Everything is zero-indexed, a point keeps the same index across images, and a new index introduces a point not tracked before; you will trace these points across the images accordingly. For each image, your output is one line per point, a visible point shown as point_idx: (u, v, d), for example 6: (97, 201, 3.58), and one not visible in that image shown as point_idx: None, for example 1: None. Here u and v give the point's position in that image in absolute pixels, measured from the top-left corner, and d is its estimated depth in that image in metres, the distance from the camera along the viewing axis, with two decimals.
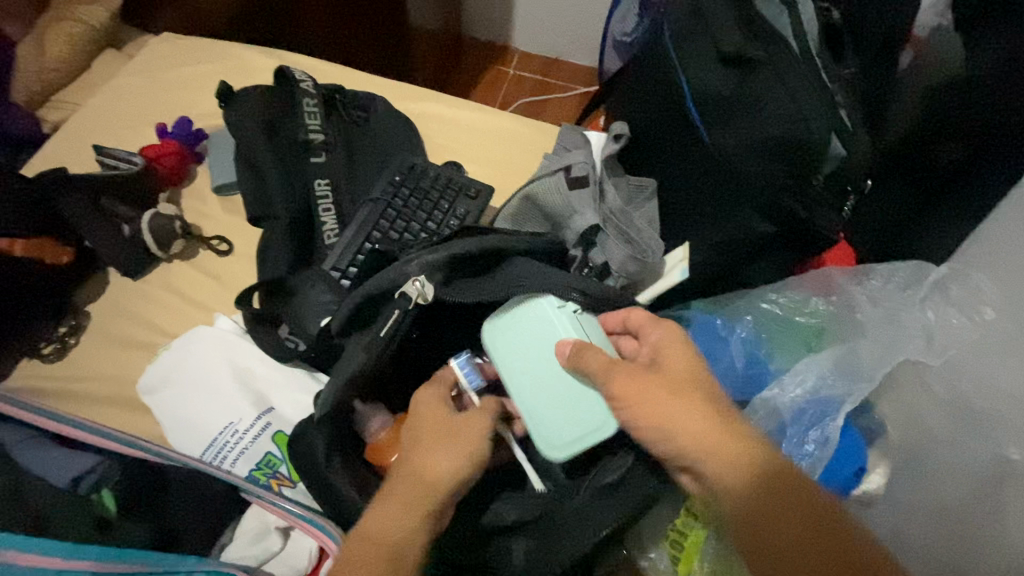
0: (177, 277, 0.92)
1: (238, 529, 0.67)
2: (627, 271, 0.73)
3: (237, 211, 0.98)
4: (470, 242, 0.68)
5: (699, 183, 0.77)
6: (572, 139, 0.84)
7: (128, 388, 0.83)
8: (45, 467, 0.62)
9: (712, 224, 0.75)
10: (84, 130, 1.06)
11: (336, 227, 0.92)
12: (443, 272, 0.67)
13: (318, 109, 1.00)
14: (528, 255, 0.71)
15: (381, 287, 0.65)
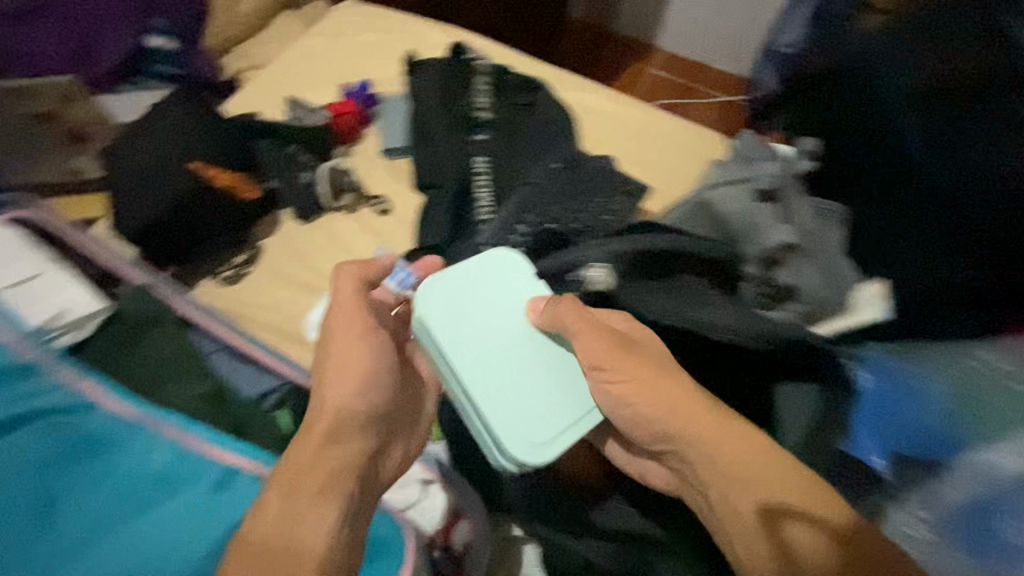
0: (340, 227, 0.98)
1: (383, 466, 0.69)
2: (818, 298, 0.69)
3: (398, 175, 1.03)
4: (655, 240, 0.69)
5: (901, 216, 0.72)
6: (757, 151, 0.81)
7: (290, 323, 0.90)
8: (239, 378, 0.71)
9: (907, 263, 0.70)
10: (273, 78, 1.12)
11: (490, 205, 0.95)
12: (627, 264, 0.69)
13: (487, 88, 1.03)
14: (709, 264, 0.70)
15: (560, 267, 0.71)
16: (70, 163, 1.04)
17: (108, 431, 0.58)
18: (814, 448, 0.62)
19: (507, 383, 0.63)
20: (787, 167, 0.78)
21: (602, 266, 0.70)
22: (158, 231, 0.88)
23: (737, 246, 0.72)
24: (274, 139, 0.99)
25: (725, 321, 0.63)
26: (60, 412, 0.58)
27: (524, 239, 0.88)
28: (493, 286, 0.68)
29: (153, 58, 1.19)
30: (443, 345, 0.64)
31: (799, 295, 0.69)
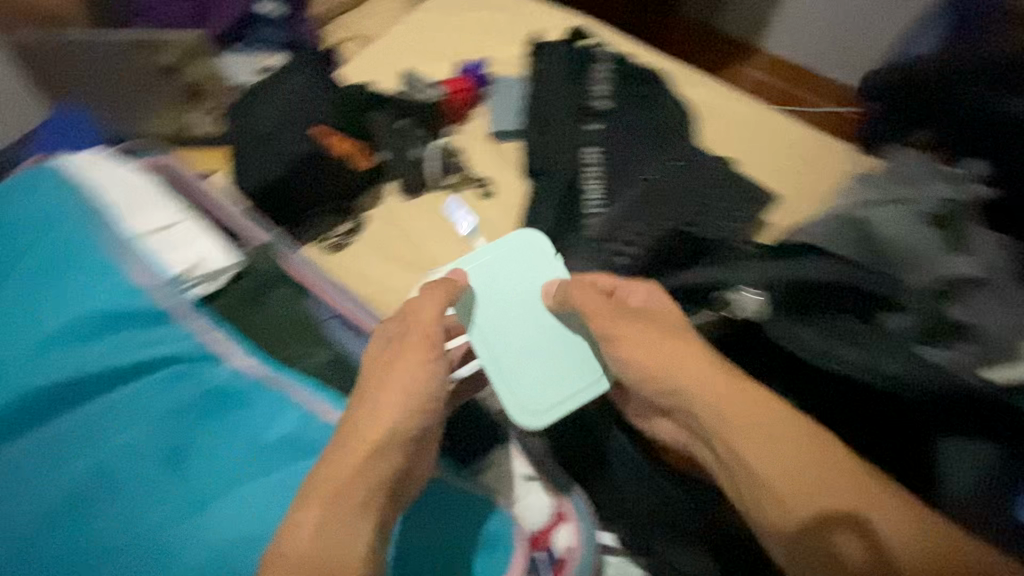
0: (443, 207, 0.96)
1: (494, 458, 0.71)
2: (1004, 334, 0.64)
3: (505, 159, 1.01)
4: (809, 268, 0.69)
5: None
6: (918, 172, 0.76)
7: (386, 298, 0.89)
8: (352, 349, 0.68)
9: None
10: (388, 49, 1.11)
11: (600, 198, 0.90)
12: (784, 292, 0.69)
13: (607, 77, 0.99)
14: (869, 293, 0.68)
15: (706, 284, 0.74)
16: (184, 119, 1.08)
17: (233, 385, 0.60)
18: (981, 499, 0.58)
19: (528, 357, 0.70)
20: (961, 192, 0.73)
21: (752, 290, 0.70)
22: (275, 193, 0.88)
23: (898, 275, 0.69)
24: (389, 109, 0.97)
25: (889, 365, 0.62)
26: (187, 363, 0.61)
27: (633, 235, 0.82)
28: (515, 264, 0.74)
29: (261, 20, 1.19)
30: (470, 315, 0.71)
31: (968, 332, 0.65)
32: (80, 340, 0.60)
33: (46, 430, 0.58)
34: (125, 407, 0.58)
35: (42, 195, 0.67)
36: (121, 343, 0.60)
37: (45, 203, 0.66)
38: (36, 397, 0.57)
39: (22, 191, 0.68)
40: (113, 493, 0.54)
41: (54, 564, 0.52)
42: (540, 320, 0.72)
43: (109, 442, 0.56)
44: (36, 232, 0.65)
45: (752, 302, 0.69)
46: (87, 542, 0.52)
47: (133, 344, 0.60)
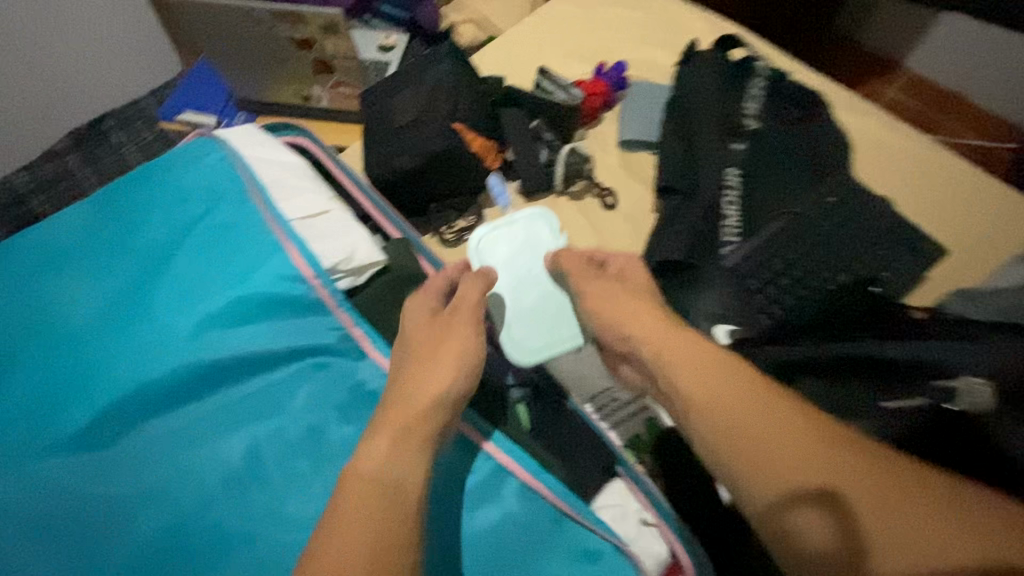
0: (563, 214, 0.93)
1: (610, 489, 0.63)
2: None
3: (632, 171, 0.96)
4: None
5: None
6: None
7: None
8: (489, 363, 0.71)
9: None
10: (523, 40, 1.08)
11: (738, 226, 0.84)
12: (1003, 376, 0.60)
13: (761, 93, 0.92)
14: None
15: (908, 356, 0.64)
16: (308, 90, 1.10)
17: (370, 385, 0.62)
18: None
19: (541, 323, 0.74)
20: None
21: (978, 382, 0.60)
22: (404, 182, 0.87)
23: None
24: (523, 108, 0.96)
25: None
26: (329, 356, 0.62)
27: (779, 287, 0.78)
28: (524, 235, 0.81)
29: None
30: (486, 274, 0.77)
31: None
32: (238, 323, 0.62)
33: (203, 406, 0.60)
34: (276, 393, 0.60)
35: (204, 174, 0.69)
36: (274, 329, 0.62)
37: (208, 182, 0.69)
38: (197, 373, 0.60)
39: (183, 166, 0.70)
40: (265, 472, 0.57)
41: (206, 535, 0.55)
42: (540, 287, 0.77)
43: (260, 424, 0.59)
44: (205, 209, 0.68)
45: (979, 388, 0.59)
46: (242, 519, 0.56)
47: (285, 332, 0.62)
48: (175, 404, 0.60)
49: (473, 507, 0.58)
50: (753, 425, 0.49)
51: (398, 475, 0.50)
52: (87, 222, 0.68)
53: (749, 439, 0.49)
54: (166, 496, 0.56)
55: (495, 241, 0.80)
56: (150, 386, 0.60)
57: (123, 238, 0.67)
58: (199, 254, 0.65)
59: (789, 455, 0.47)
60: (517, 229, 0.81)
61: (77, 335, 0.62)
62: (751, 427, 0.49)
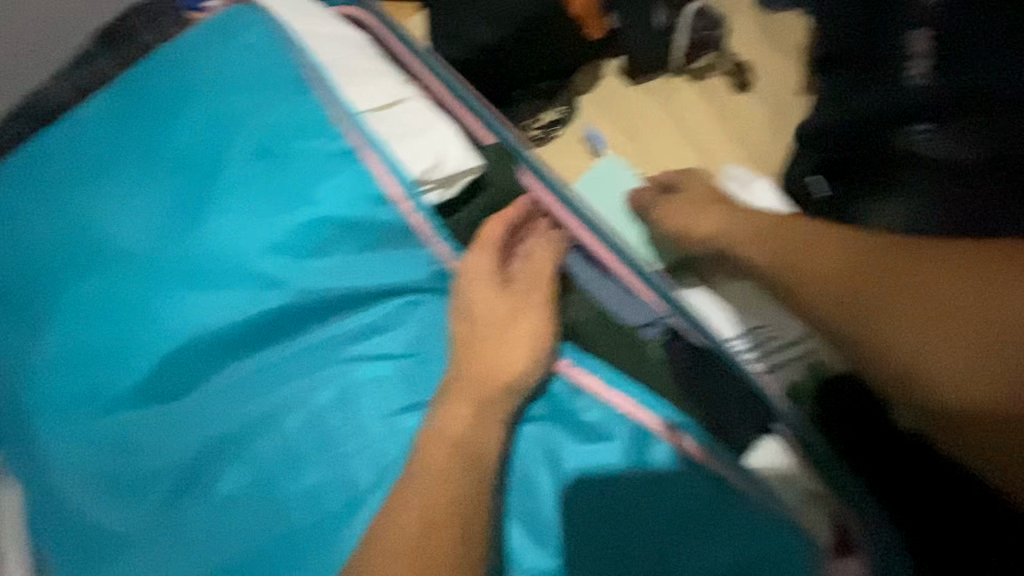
0: (679, 100, 0.75)
1: (767, 453, 0.51)
2: None
3: (774, 42, 0.76)
4: None
5: None
6: None
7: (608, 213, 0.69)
8: (611, 297, 0.55)
9: None
10: None
11: (940, 97, 0.58)
12: None
13: None
14: None
15: None
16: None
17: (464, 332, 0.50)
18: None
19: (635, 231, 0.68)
20: None
21: None
22: (488, 64, 0.69)
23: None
24: None
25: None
26: (422, 294, 0.51)
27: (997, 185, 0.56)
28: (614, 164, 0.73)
29: None
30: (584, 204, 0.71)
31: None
32: (303, 250, 0.51)
33: (273, 350, 0.51)
34: (354, 337, 0.50)
35: (245, 63, 0.55)
36: (350, 262, 0.51)
37: (249, 70, 0.55)
38: (261, 311, 0.50)
39: (219, 53, 0.56)
40: (343, 432, 0.48)
41: (288, 502, 0.47)
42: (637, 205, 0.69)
43: (344, 365, 0.49)
44: (250, 106, 0.54)
45: None
46: (328, 486, 0.47)
47: (362, 267, 0.51)
48: (237, 346, 0.51)
49: (569, 481, 0.48)
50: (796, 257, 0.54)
51: (474, 447, 0.44)
52: (115, 127, 0.57)
53: (803, 260, 0.53)
54: (238, 452, 0.49)
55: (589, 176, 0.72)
56: (209, 324, 0.50)
57: (154, 145, 0.55)
58: (246, 164, 0.53)
59: (844, 287, 0.50)
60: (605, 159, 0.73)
61: (116, 265, 0.53)
62: (821, 263, 0.52)
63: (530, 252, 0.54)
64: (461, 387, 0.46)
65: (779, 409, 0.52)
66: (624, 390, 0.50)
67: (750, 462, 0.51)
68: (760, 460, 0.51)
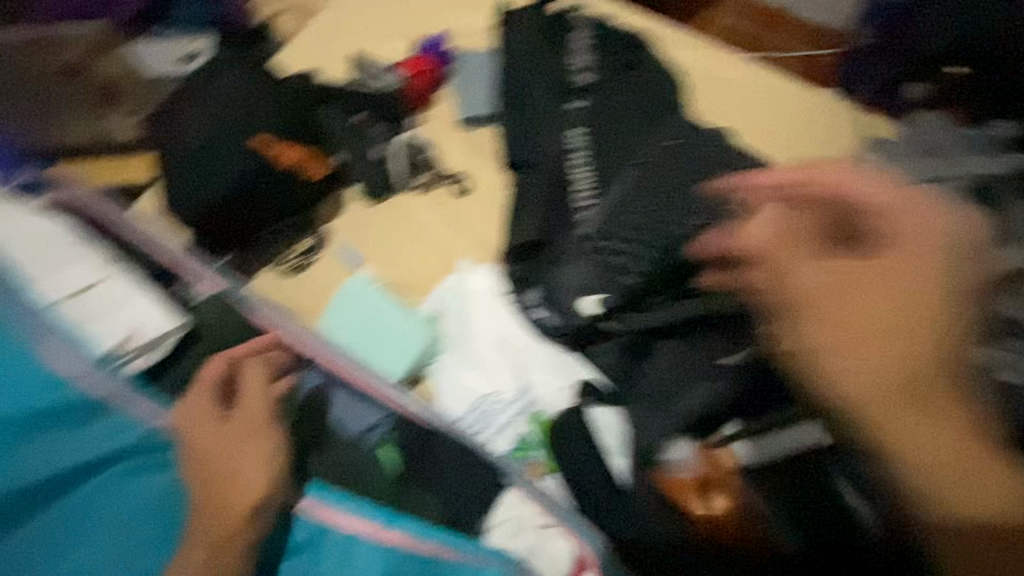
0: (411, 209, 0.85)
1: (495, 515, 0.60)
2: None
3: (479, 147, 0.89)
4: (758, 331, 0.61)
5: None
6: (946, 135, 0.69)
7: (359, 339, 0.74)
8: (340, 410, 0.66)
9: None
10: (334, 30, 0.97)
11: (587, 187, 0.79)
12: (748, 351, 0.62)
13: (588, 44, 0.87)
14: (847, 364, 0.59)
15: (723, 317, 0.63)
16: (100, 126, 0.91)
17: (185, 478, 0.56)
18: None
19: (390, 348, 0.73)
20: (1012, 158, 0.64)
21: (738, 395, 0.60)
22: (218, 217, 0.77)
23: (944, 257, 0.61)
24: (339, 106, 0.86)
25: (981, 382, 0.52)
26: (142, 447, 0.57)
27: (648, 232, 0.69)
28: (359, 296, 0.77)
29: None
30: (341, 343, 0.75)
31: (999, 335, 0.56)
32: (10, 443, 0.55)
33: None
34: (73, 509, 0.53)
35: None
36: (57, 447, 0.55)
37: None
38: None
39: None
40: None
41: None
42: (389, 325, 0.74)
43: (60, 540, 0.52)
44: None
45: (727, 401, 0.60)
46: None
47: (58, 450, 0.55)
48: None
49: None
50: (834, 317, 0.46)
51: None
52: None
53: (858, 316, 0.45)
54: None
55: (338, 311, 0.76)
56: None
57: None
58: None
59: (874, 367, 0.44)
60: (348, 290, 0.77)
61: None
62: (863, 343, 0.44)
63: (243, 383, 0.60)
64: (194, 521, 0.51)
65: (492, 473, 0.62)
66: (347, 507, 0.53)
67: (482, 532, 0.60)
68: (489, 526, 0.60)
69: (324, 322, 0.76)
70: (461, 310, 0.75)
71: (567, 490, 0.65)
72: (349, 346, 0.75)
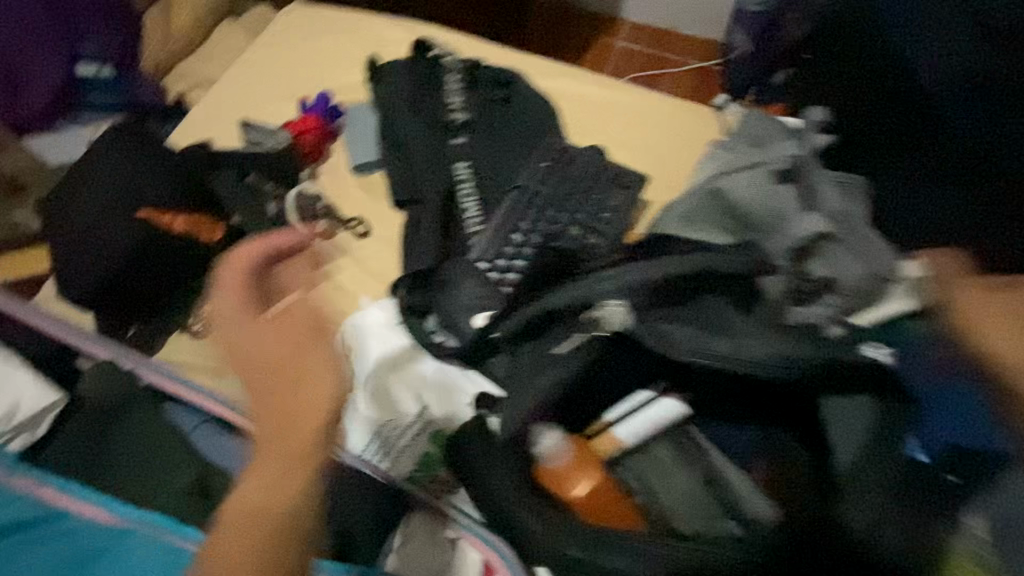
0: (315, 256, 0.89)
1: (404, 532, 0.62)
2: (859, 289, 0.64)
3: (375, 189, 0.94)
4: (679, 263, 0.61)
5: (944, 182, 0.72)
6: (764, 128, 0.77)
7: None
8: (226, 457, 0.67)
9: (920, 213, 0.73)
10: (229, 103, 1.03)
11: (476, 214, 0.87)
12: (647, 298, 0.61)
13: (461, 86, 0.95)
14: (730, 288, 0.62)
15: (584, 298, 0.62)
16: (12, 216, 0.96)
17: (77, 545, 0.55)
18: (867, 460, 0.53)
19: None
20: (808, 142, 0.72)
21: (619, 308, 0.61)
22: (116, 290, 0.81)
23: (757, 240, 0.67)
24: (231, 168, 0.90)
25: (754, 350, 0.56)
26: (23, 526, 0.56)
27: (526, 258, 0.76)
28: None
29: (84, 88, 1.19)
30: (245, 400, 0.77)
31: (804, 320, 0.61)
32: None
33: None
34: None
35: None
36: None
37: None
38: None
39: None
40: None
41: None
42: None
43: None
44: None
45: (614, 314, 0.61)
46: None
47: None
48: None
49: None
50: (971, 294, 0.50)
51: None
52: None
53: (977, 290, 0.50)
54: None
55: (240, 370, 0.78)
56: None
57: None
58: None
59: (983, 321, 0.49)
60: None
61: None
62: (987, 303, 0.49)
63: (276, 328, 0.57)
64: None
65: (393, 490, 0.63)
66: None
67: (388, 555, 0.62)
68: (397, 546, 0.62)
69: (230, 381, 0.79)
70: (359, 347, 0.75)
71: (470, 502, 0.65)
72: None
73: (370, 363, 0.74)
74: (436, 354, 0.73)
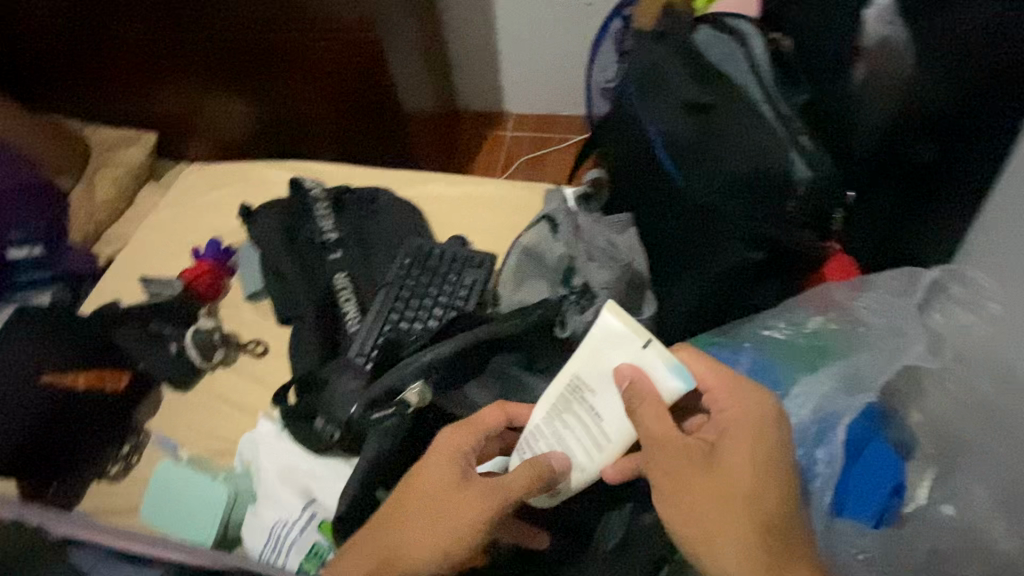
0: (220, 383, 0.99)
1: None
2: (618, 287, 0.79)
3: (269, 313, 1.06)
4: (472, 333, 0.77)
5: (680, 223, 0.82)
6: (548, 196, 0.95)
7: (176, 513, 0.83)
8: None
9: (679, 265, 0.84)
10: (137, 265, 1.18)
11: (357, 314, 0.99)
12: (449, 368, 0.77)
13: (329, 212, 1.09)
14: (520, 342, 0.79)
15: (390, 386, 0.75)
16: None
17: None
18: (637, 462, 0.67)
19: (201, 517, 0.82)
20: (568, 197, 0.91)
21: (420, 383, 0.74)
22: (27, 457, 0.89)
23: (546, 292, 0.84)
24: (132, 321, 1.00)
25: None
26: None
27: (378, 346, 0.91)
28: (162, 484, 0.85)
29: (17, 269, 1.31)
30: (160, 528, 0.84)
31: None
32: None
33: None
34: None
35: None
36: None
37: None
38: None
39: None
40: None
41: None
42: (195, 496, 0.83)
43: None
44: None
45: (420, 394, 0.72)
46: None
47: None
48: None
49: None
50: (728, 481, 0.54)
51: None
52: None
53: (721, 476, 0.54)
54: None
55: (151, 504, 0.85)
56: None
57: None
58: None
59: (727, 509, 0.53)
60: (154, 483, 0.86)
61: None
62: (725, 490, 0.53)
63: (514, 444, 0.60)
64: None
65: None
66: None
67: None
68: None
69: (144, 515, 0.85)
70: (255, 459, 0.85)
71: None
72: (167, 530, 0.83)
73: (264, 470, 0.83)
74: (324, 450, 0.83)
